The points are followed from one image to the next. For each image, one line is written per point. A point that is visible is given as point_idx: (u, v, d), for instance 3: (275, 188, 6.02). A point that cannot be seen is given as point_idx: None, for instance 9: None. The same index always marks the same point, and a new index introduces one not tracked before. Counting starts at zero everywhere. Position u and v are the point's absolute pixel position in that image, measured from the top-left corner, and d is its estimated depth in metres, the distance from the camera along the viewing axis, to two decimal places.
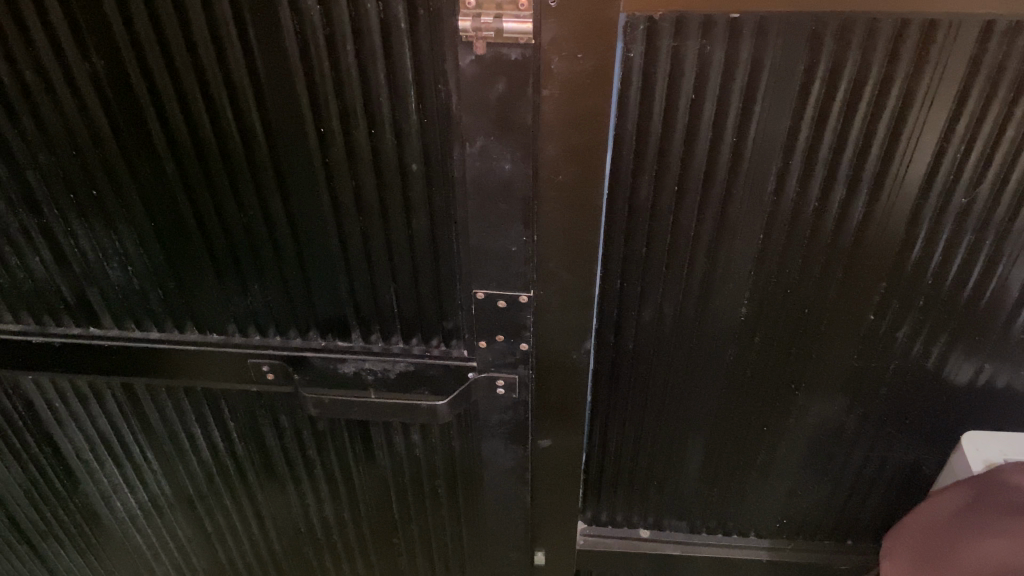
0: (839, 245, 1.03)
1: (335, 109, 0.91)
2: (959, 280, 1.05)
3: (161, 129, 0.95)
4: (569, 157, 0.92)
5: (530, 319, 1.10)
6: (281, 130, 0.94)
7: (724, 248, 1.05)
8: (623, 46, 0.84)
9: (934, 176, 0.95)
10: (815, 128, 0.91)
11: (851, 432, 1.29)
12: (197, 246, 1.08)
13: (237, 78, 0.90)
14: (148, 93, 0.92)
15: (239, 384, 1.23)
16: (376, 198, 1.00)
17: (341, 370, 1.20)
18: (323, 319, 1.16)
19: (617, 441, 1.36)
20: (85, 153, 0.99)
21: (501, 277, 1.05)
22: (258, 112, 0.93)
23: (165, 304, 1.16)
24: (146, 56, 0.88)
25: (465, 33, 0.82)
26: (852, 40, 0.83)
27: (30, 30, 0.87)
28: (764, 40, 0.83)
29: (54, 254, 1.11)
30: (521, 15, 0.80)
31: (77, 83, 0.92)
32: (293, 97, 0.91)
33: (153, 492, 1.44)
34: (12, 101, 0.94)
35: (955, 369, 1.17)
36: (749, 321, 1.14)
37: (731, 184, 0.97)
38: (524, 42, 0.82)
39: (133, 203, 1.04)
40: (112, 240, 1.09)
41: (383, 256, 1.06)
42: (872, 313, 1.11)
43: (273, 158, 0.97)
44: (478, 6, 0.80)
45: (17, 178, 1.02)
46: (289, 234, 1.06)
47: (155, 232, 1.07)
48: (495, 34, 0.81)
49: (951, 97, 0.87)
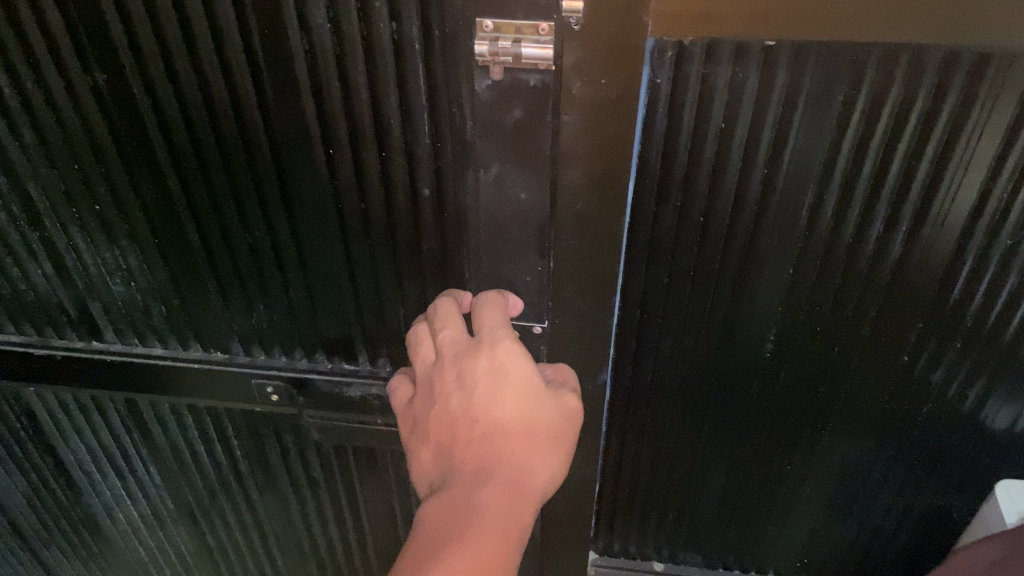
0: (874, 283, 0.97)
1: (345, 129, 0.88)
2: (1001, 323, 0.99)
3: (165, 145, 0.92)
4: (589, 187, 0.86)
5: (544, 351, 1.06)
6: (287, 148, 0.91)
7: (749, 281, 0.99)
8: (650, 72, 0.79)
9: (979, 215, 0.88)
10: (852, 162, 0.85)
11: (878, 474, 1.23)
12: (201, 264, 1.05)
13: (243, 93, 0.86)
14: (151, 108, 0.89)
15: (243, 401, 1.20)
16: (386, 220, 0.96)
17: (347, 394, 1.17)
18: (329, 341, 1.13)
19: (632, 472, 1.31)
20: (86, 167, 0.96)
21: (514, 308, 1.00)
22: (265, 129, 0.89)
23: (168, 321, 1.14)
24: (149, 71, 0.85)
25: (482, 57, 0.77)
26: (896, 71, 0.77)
27: (30, 42, 0.84)
28: (801, 69, 0.78)
29: (55, 266, 1.09)
30: (541, 39, 0.75)
31: (78, 97, 0.89)
32: (301, 116, 0.87)
33: (155, 505, 1.42)
34: (12, 113, 0.91)
35: (993, 414, 1.10)
36: (774, 356, 1.09)
37: (760, 216, 0.92)
38: (544, 68, 0.77)
39: (136, 219, 1.01)
40: (114, 255, 1.06)
41: (393, 278, 1.03)
42: (906, 353, 1.05)
43: (280, 177, 0.94)
44: (497, 30, 0.76)
45: (17, 190, 1.00)
46: (295, 254, 1.02)
47: (158, 249, 1.04)
48: (513, 58, 0.76)
49: (1001, 133, 0.81)
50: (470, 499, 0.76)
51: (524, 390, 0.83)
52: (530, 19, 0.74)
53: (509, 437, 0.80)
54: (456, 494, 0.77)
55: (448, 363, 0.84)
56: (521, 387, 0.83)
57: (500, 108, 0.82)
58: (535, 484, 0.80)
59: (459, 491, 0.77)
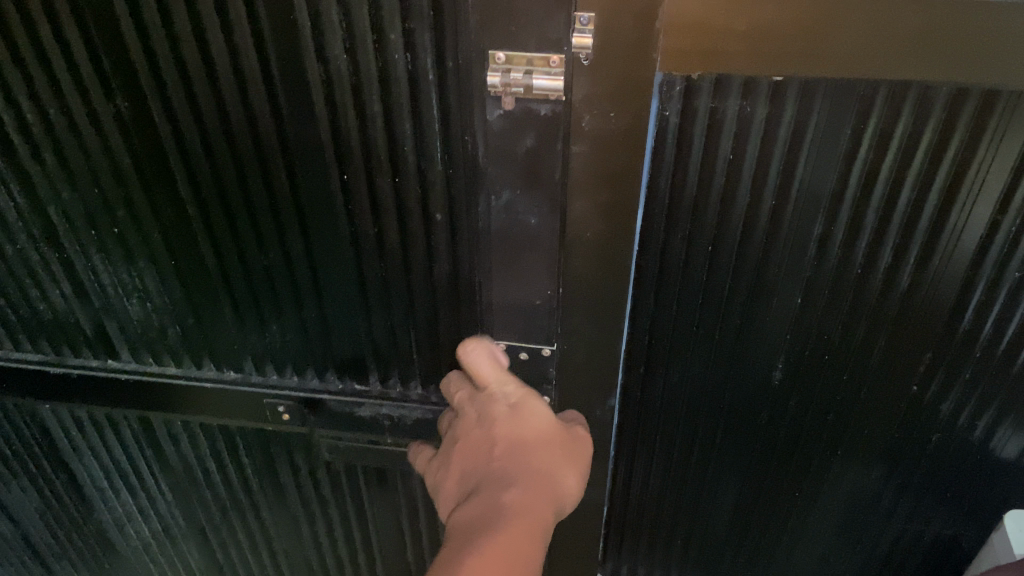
0: (882, 312, 0.97)
1: (361, 156, 0.90)
2: (1011, 354, 0.99)
3: (183, 168, 0.94)
4: (599, 215, 0.87)
5: (552, 373, 1.07)
6: (303, 173, 0.92)
7: (758, 309, 1.00)
8: (659, 104, 0.81)
9: (987, 247, 0.89)
10: (861, 193, 0.86)
11: (888, 502, 1.22)
12: (217, 285, 1.07)
13: (261, 120, 0.88)
14: (171, 133, 0.91)
15: (254, 420, 1.21)
16: (399, 244, 0.98)
17: (358, 414, 1.17)
18: (341, 361, 1.14)
19: (641, 496, 1.31)
20: (106, 189, 0.98)
21: (524, 329, 1.02)
22: (281, 154, 0.91)
23: (183, 340, 1.15)
24: (170, 96, 0.87)
25: (494, 88, 0.78)
26: (903, 106, 0.78)
27: (56, 69, 0.87)
28: (809, 103, 0.79)
29: (74, 286, 1.11)
30: (552, 70, 0.76)
31: (101, 122, 0.91)
32: (317, 141, 0.89)
33: (166, 521, 1.43)
34: (37, 136, 0.94)
35: (1003, 443, 1.10)
36: (784, 383, 1.09)
37: (769, 245, 0.93)
38: (554, 98, 0.78)
39: (154, 241, 1.03)
40: (131, 276, 1.08)
41: (405, 300, 1.04)
42: (916, 383, 1.05)
43: (295, 201, 0.96)
44: (508, 62, 0.77)
45: (38, 211, 1.02)
46: (309, 276, 1.04)
47: (174, 270, 1.06)
48: (524, 89, 0.77)
49: (1009, 167, 0.81)
50: (500, 498, 0.84)
51: (545, 417, 0.94)
52: (541, 52, 0.76)
53: (532, 454, 0.90)
54: (483, 497, 0.85)
55: (472, 414, 0.97)
56: (539, 419, 0.93)
57: (511, 137, 0.83)
58: (555, 491, 0.88)
59: (487, 494, 0.85)
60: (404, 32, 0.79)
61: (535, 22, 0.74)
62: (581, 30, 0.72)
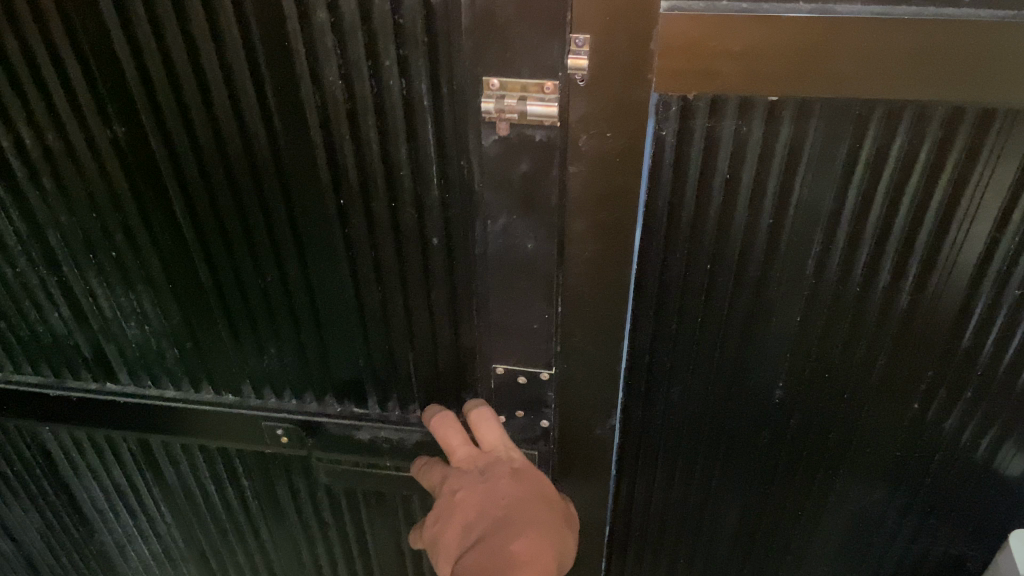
0: (883, 331, 0.97)
1: (357, 180, 0.90)
2: (1012, 371, 0.99)
3: (180, 192, 0.95)
4: (596, 234, 0.87)
5: (552, 396, 1.07)
6: (300, 196, 0.93)
7: (758, 327, 0.99)
8: (655, 125, 0.81)
9: (986, 266, 0.89)
10: (860, 211, 0.85)
11: (892, 522, 1.21)
12: (213, 307, 1.07)
13: (257, 143, 0.89)
14: (167, 157, 0.91)
15: (253, 443, 1.21)
16: (397, 266, 0.98)
17: (357, 437, 1.16)
18: (340, 385, 1.13)
19: (643, 517, 1.30)
20: (104, 214, 0.99)
21: (522, 353, 1.02)
22: (278, 177, 0.92)
23: (181, 364, 1.15)
24: (166, 121, 0.88)
25: (488, 114, 0.78)
26: (900, 124, 0.78)
27: (53, 94, 0.88)
28: (805, 123, 0.79)
29: (70, 307, 1.11)
30: (546, 96, 0.77)
31: (97, 146, 0.92)
32: (313, 165, 0.89)
33: (166, 543, 1.42)
34: (35, 160, 0.95)
35: (1006, 461, 1.09)
36: (786, 402, 1.08)
37: (768, 265, 0.92)
38: (548, 124, 0.79)
39: (149, 262, 1.03)
40: (129, 298, 1.08)
41: (403, 322, 1.04)
42: (918, 401, 1.04)
43: (292, 224, 0.96)
44: (502, 88, 0.78)
45: (37, 235, 1.03)
46: (307, 299, 1.04)
47: (173, 292, 1.06)
48: (518, 116, 0.78)
49: (1006, 186, 0.82)
50: (507, 549, 0.92)
51: (545, 491, 1.02)
52: (536, 78, 0.77)
53: (535, 510, 0.98)
54: (491, 545, 0.93)
55: (471, 471, 1.02)
56: (540, 486, 1.02)
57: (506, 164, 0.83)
58: (555, 549, 0.96)
59: (494, 544, 0.92)
60: (397, 59, 0.79)
61: (530, 48, 0.75)
62: (577, 51, 0.73)
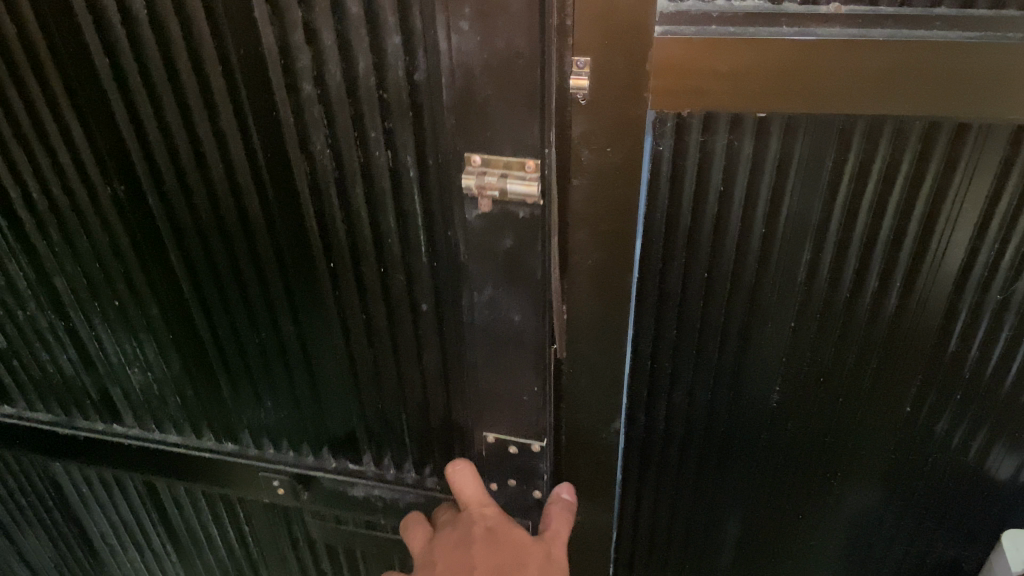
0: (873, 335, 1.02)
1: (345, 262, 1.02)
2: (999, 374, 1.03)
3: (179, 254, 1.07)
4: (598, 243, 0.93)
5: (543, 468, 1.16)
6: (294, 267, 1.04)
7: (754, 333, 1.04)
8: (653, 139, 0.86)
9: (968, 272, 0.94)
10: (846, 222, 0.91)
11: (890, 524, 1.25)
12: (213, 361, 1.20)
13: (251, 211, 1.00)
14: (168, 225, 1.04)
15: (253, 484, 1.35)
16: (388, 339, 1.09)
17: (351, 492, 1.28)
18: (334, 439, 1.25)
19: (650, 522, 1.34)
20: (107, 264, 1.11)
21: (513, 424, 1.12)
22: (273, 250, 1.03)
23: (182, 407, 1.28)
24: (167, 192, 1.01)
25: (470, 190, 0.87)
26: (880, 139, 0.83)
27: (58, 152, 1.01)
28: (792, 137, 0.85)
29: (79, 352, 1.25)
30: (526, 176, 0.86)
31: (99, 201, 1.04)
32: (306, 234, 1.00)
33: (191, 539, 1.55)
34: (43, 215, 1.08)
35: (997, 463, 1.13)
36: (782, 407, 1.13)
37: (761, 272, 0.98)
38: (529, 202, 0.87)
39: (153, 317, 1.16)
40: (133, 346, 1.21)
41: (390, 381, 1.15)
42: (908, 405, 1.09)
43: (288, 293, 1.08)
44: (484, 165, 0.87)
45: (46, 283, 1.17)
46: (302, 360, 1.16)
47: (175, 344, 1.19)
48: (499, 192, 0.86)
49: (983, 194, 0.87)
50: None
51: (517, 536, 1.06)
52: (517, 156, 0.86)
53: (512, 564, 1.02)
54: None
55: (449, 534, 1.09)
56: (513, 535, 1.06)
57: (492, 240, 0.93)
58: None
59: None
60: (384, 130, 0.88)
61: (506, 115, 0.83)
62: (576, 73, 0.78)
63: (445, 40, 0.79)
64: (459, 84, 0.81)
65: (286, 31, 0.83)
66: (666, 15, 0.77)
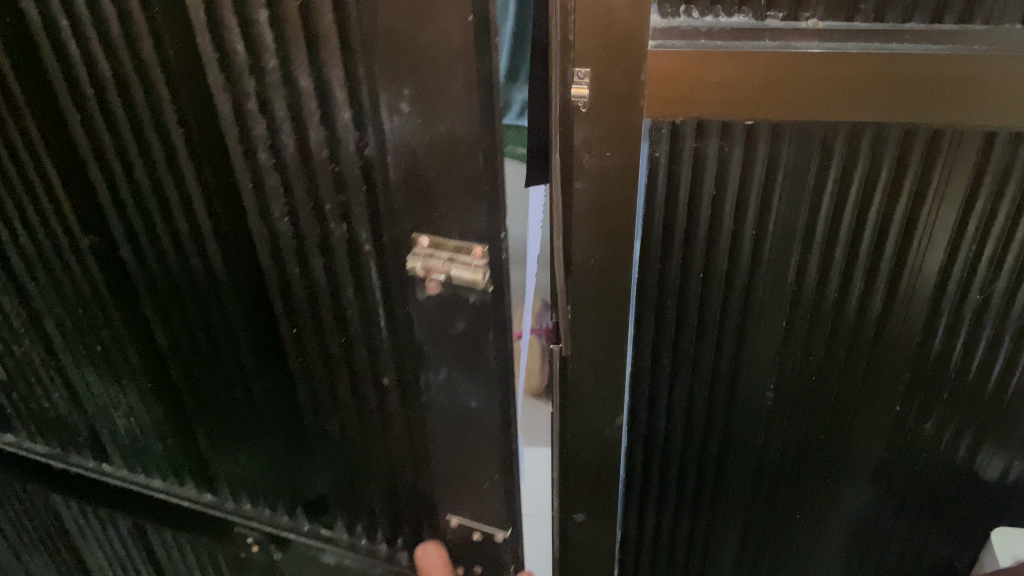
0: (861, 334, 1.07)
1: (314, 349, 1.15)
2: (982, 373, 1.08)
3: (161, 325, 1.20)
4: (600, 243, 0.99)
5: (506, 557, 1.33)
6: (269, 355, 1.18)
7: (750, 332, 1.10)
8: (649, 146, 0.93)
9: (948, 272, 0.99)
10: (832, 225, 0.97)
11: (885, 523, 1.30)
12: (197, 426, 1.34)
13: (225, 294, 1.12)
14: (149, 300, 1.17)
15: (232, 531, 1.49)
16: (356, 425, 1.23)
17: (322, 555, 1.44)
18: (306, 504, 1.39)
19: (654, 522, 1.38)
20: (98, 322, 1.24)
21: (474, 511, 1.28)
22: (248, 337, 1.17)
23: (168, 455, 1.42)
24: (147, 268, 1.13)
25: (417, 272, 1.00)
26: (861, 146, 0.90)
27: (47, 214, 1.13)
28: (779, 143, 0.91)
29: (76, 396, 1.39)
30: (471, 262, 0.98)
31: (88, 267, 1.17)
32: (277, 325, 1.13)
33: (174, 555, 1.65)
34: (38, 272, 1.21)
35: (986, 463, 1.18)
36: (778, 406, 1.18)
37: (754, 273, 1.04)
38: (473, 284, 1.00)
39: (141, 377, 1.29)
40: (119, 396, 1.35)
41: (355, 455, 1.28)
42: (898, 404, 1.14)
43: (264, 376, 1.21)
44: (432, 248, 0.98)
45: (43, 331, 1.30)
46: (277, 431, 1.29)
47: (158, 402, 1.32)
48: (445, 274, 0.99)
49: (959, 197, 0.93)
50: None
51: None
52: (464, 243, 0.98)
53: None
54: None
55: None
56: None
57: (444, 322, 1.06)
58: None
59: None
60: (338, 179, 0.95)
61: (450, 182, 0.92)
62: (578, 82, 0.85)
63: (387, 121, 0.89)
64: (404, 161, 0.91)
65: (239, 104, 0.91)
66: (658, 30, 0.83)
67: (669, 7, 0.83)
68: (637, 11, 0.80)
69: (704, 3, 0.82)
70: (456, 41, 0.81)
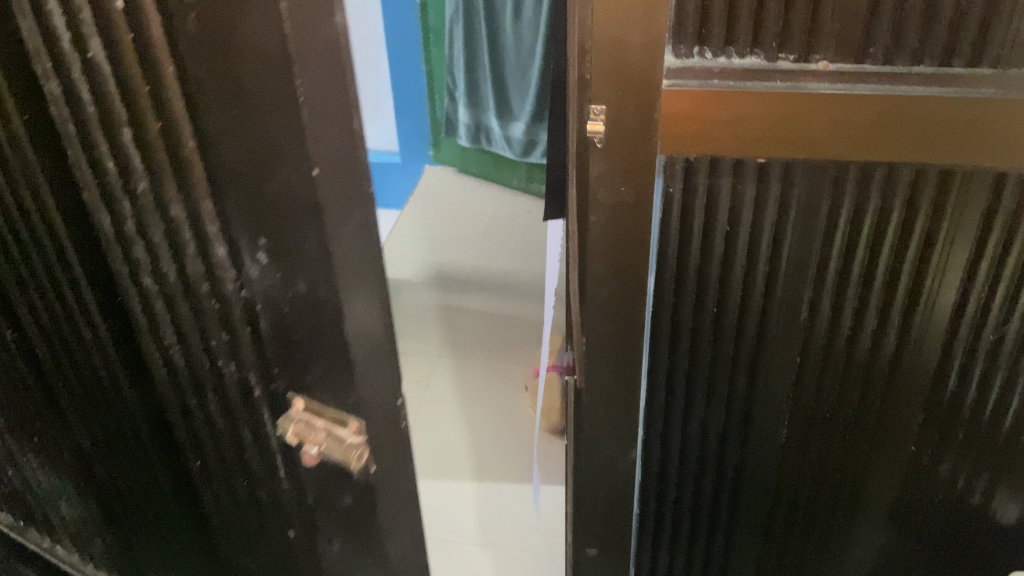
0: (874, 373, 1.08)
1: (226, 494, 0.99)
2: (997, 416, 1.08)
3: (62, 467, 1.16)
4: (614, 275, 1.01)
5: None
6: (166, 511, 1.13)
7: (763, 366, 1.10)
8: (664, 182, 0.95)
9: (961, 313, 1.00)
10: (844, 262, 0.98)
11: (900, 567, 1.28)
12: (114, 555, 1.30)
13: (115, 449, 1.07)
14: (47, 441, 1.13)
15: None
16: None
17: None
18: None
19: (666, 560, 1.38)
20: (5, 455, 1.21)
21: None
22: (145, 492, 1.11)
23: (107, 550, 1.30)
24: (42, 414, 1.09)
25: (291, 438, 0.78)
26: (872, 185, 0.91)
27: None
28: (791, 181, 0.93)
29: (10, 490, 1.26)
30: (347, 437, 0.75)
31: None
32: (168, 485, 1.07)
33: None
34: None
35: (1002, 508, 1.17)
36: (791, 443, 1.18)
37: (767, 309, 1.05)
38: (352, 461, 0.77)
39: (72, 481, 1.18)
40: (37, 517, 1.32)
41: None
42: (912, 444, 1.14)
43: (165, 527, 1.16)
44: (309, 415, 0.76)
45: None
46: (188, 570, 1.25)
47: (73, 529, 1.29)
48: (317, 448, 0.76)
49: (970, 237, 0.94)
50: None
51: None
52: (342, 414, 0.75)
53: None
54: None
55: None
56: None
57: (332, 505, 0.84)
58: None
59: None
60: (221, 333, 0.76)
61: (327, 345, 0.71)
62: (593, 119, 0.89)
63: (253, 262, 0.68)
64: (272, 314, 0.70)
65: (119, 226, 0.75)
66: (671, 69, 0.86)
67: (683, 48, 0.85)
68: (650, 51, 0.84)
69: (717, 44, 0.85)
70: (333, 157, 0.61)
